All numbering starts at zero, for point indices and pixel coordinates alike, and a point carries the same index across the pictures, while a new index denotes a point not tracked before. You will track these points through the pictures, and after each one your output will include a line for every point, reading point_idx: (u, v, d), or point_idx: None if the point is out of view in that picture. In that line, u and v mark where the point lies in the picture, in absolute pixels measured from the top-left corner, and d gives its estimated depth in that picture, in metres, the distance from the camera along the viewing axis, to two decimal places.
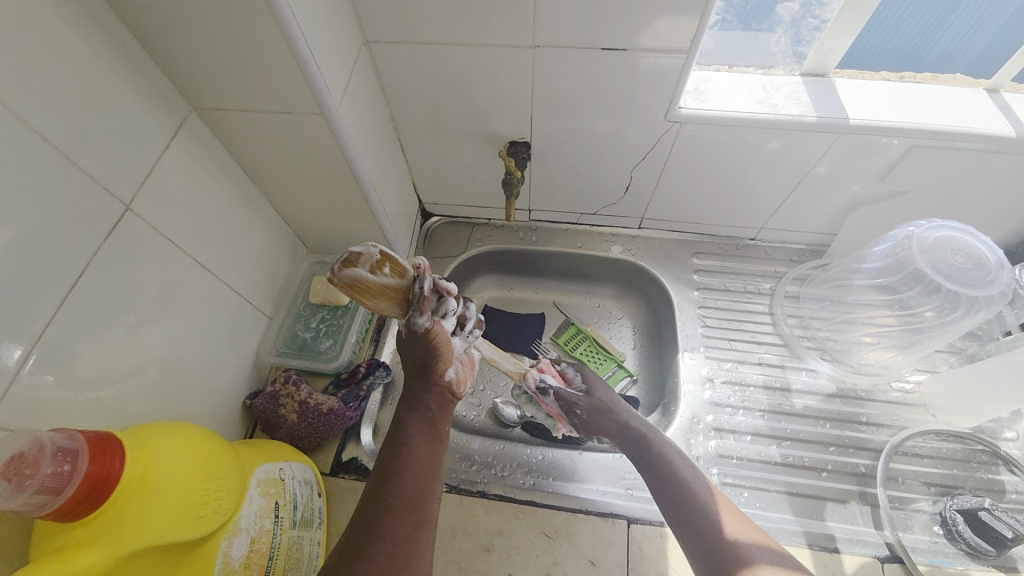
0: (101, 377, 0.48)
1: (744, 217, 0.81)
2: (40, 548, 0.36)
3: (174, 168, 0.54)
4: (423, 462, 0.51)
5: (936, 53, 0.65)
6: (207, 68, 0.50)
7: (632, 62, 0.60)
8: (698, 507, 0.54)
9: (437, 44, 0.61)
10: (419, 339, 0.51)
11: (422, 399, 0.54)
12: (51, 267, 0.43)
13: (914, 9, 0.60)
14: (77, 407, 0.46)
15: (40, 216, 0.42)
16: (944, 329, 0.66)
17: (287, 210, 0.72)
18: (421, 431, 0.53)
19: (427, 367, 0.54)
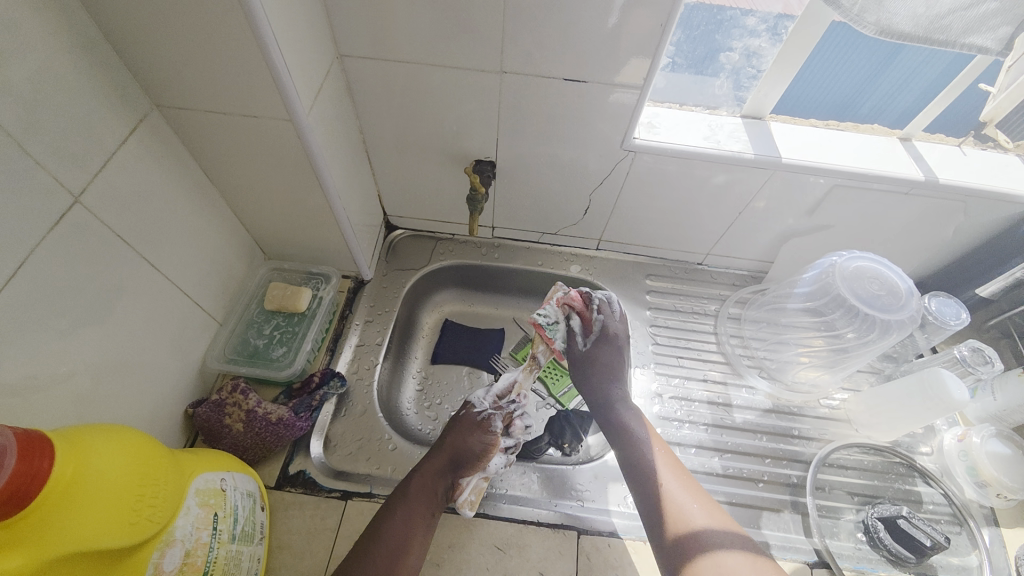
0: (26, 379, 0.45)
1: (693, 243, 0.87)
2: None
3: (131, 164, 0.53)
4: (407, 541, 0.57)
5: (867, 107, 0.75)
6: (176, 67, 0.50)
7: (593, 93, 0.65)
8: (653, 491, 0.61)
9: (411, 63, 0.63)
10: (478, 433, 0.67)
11: (439, 484, 0.62)
12: None
13: (851, 66, 0.69)
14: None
15: None
16: (863, 350, 0.72)
17: (246, 215, 0.71)
18: (423, 508, 0.60)
19: (465, 459, 0.64)
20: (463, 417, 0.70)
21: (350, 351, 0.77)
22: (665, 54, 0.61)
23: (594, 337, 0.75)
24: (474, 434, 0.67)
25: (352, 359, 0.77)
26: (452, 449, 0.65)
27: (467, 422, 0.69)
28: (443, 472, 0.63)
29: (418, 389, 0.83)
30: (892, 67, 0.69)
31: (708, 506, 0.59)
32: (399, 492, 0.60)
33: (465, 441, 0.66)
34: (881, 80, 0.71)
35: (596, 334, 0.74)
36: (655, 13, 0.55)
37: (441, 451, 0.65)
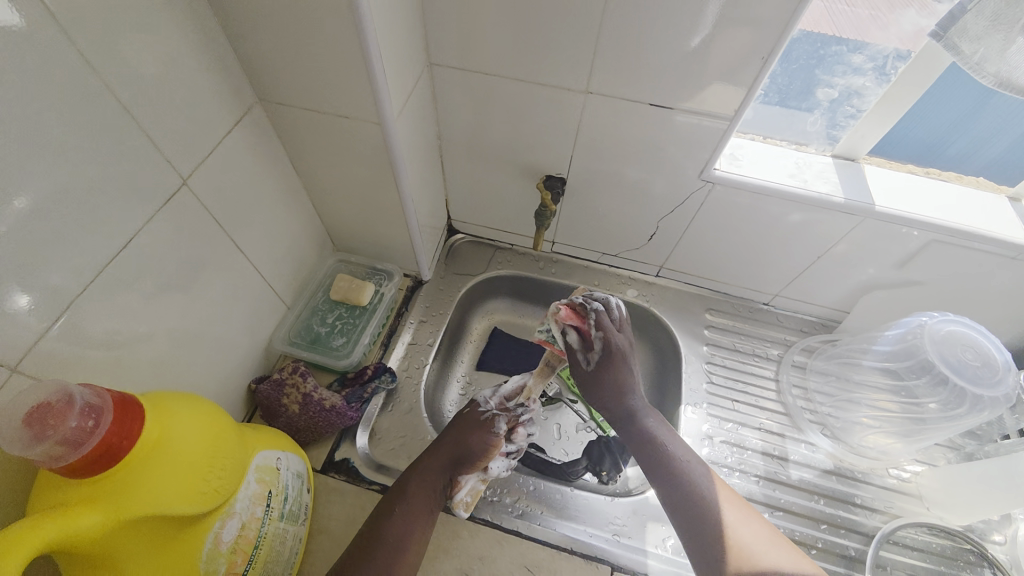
0: (124, 342, 0.49)
1: (762, 281, 0.83)
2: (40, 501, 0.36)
3: (232, 153, 0.57)
4: (408, 538, 0.55)
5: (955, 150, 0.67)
6: (282, 66, 0.53)
7: (677, 120, 0.63)
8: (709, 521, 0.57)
9: (497, 75, 0.64)
10: (480, 432, 0.66)
11: (438, 479, 0.61)
12: (108, 226, 0.45)
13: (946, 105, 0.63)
14: (94, 367, 0.46)
15: (105, 177, 0.44)
16: (945, 424, 0.66)
17: (323, 207, 0.74)
18: (424, 502, 0.58)
19: (467, 458, 0.63)
20: (466, 415, 0.68)
21: (402, 348, 0.79)
22: (760, 86, 0.58)
23: (597, 355, 0.65)
24: (476, 433, 0.66)
25: (403, 357, 0.79)
26: (452, 446, 0.64)
27: (471, 422, 0.67)
28: (444, 469, 0.62)
29: (461, 393, 0.84)
30: (984, 110, 0.62)
31: (752, 518, 0.57)
32: (398, 487, 0.58)
33: (466, 440, 0.65)
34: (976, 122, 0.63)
35: (599, 351, 0.64)
36: (755, 43, 0.53)
37: (442, 448, 0.63)
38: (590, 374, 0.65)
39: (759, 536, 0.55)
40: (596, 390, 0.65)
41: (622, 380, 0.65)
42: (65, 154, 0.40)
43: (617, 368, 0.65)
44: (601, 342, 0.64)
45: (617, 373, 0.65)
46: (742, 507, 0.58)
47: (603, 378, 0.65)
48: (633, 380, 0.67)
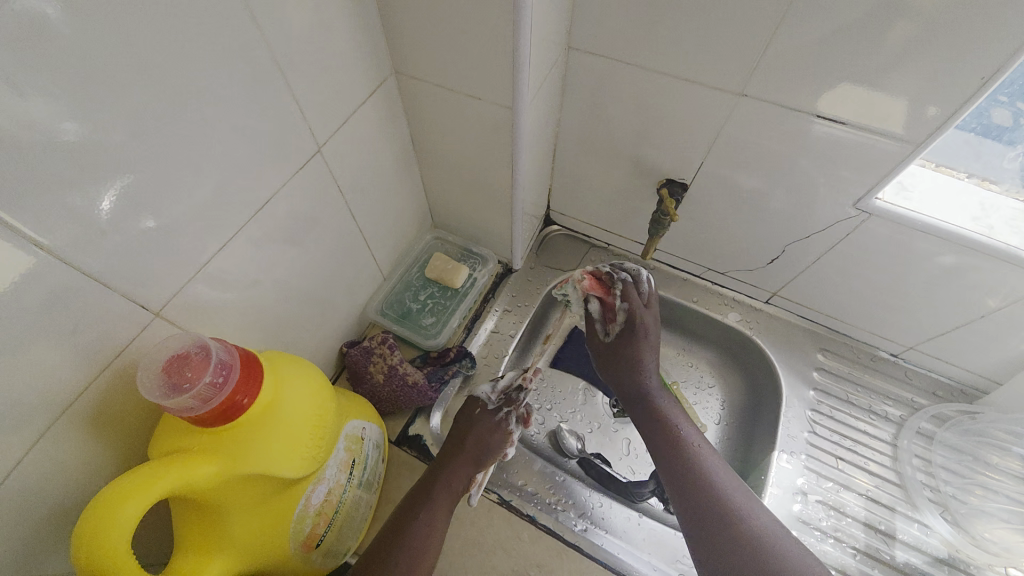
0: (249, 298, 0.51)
1: (897, 330, 0.72)
2: (163, 443, 0.38)
3: (363, 124, 0.56)
4: (434, 542, 0.54)
5: None
6: (426, 41, 0.51)
7: (847, 139, 0.54)
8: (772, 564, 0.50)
9: (641, 67, 0.58)
10: (490, 427, 0.63)
11: (457, 479, 0.59)
12: (255, 188, 0.46)
13: None
14: (223, 318, 0.48)
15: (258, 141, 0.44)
16: None
17: (432, 184, 0.73)
18: (445, 502, 0.57)
19: (481, 457, 0.61)
20: (474, 420, 0.64)
21: (484, 335, 0.78)
22: (970, 111, 0.48)
23: (617, 328, 0.68)
24: (491, 432, 0.63)
25: (484, 343, 0.77)
26: (468, 454, 0.61)
27: (480, 429, 0.63)
28: (464, 469, 0.60)
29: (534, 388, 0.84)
30: None
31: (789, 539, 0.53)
32: (421, 491, 0.57)
33: (481, 436, 0.62)
34: None
35: (619, 326, 0.68)
36: (981, 60, 0.43)
37: (459, 455, 0.61)
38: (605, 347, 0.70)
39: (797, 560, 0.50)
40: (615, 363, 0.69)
41: (639, 359, 0.67)
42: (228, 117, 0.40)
43: (641, 340, 0.67)
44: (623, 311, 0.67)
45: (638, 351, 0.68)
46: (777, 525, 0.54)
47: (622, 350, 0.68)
48: (653, 364, 0.68)
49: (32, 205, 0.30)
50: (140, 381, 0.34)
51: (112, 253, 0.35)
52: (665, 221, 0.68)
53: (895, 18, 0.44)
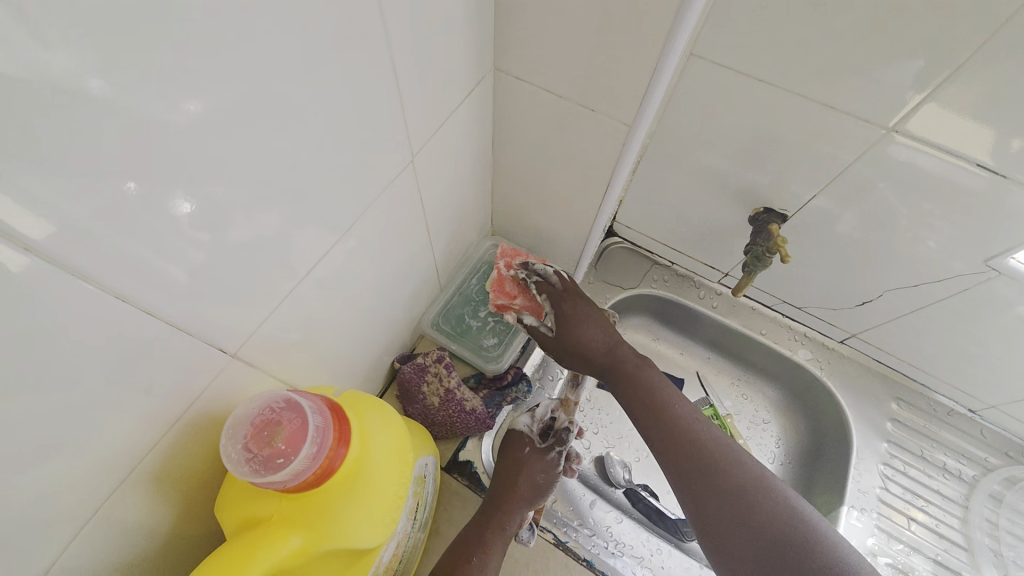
0: (325, 321, 0.45)
1: (982, 388, 0.68)
2: (235, 504, 0.32)
3: (453, 128, 0.49)
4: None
5: None
6: (541, 40, 0.44)
7: (998, 192, 0.48)
8: (676, 432, 0.51)
9: (771, 87, 0.51)
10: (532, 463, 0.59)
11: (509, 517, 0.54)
12: (340, 204, 0.39)
13: None
14: (298, 349, 0.43)
15: (353, 150, 0.38)
16: None
17: (502, 190, 0.67)
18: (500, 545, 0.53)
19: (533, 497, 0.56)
20: (531, 463, 0.59)
21: (539, 355, 0.70)
22: None
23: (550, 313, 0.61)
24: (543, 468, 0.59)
25: (539, 364, 0.70)
26: (524, 497, 0.56)
27: (537, 474, 0.58)
28: (519, 506, 0.56)
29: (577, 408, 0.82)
30: None
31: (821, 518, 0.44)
32: (474, 538, 0.52)
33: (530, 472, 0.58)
34: None
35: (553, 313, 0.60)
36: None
37: (514, 501, 0.56)
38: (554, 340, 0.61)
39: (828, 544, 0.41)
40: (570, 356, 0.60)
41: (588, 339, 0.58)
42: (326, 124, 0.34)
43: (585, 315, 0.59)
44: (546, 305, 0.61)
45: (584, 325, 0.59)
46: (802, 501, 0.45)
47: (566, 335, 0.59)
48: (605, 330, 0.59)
49: (113, 234, 0.24)
50: (227, 457, 0.29)
51: (193, 288, 0.30)
52: (770, 258, 0.63)
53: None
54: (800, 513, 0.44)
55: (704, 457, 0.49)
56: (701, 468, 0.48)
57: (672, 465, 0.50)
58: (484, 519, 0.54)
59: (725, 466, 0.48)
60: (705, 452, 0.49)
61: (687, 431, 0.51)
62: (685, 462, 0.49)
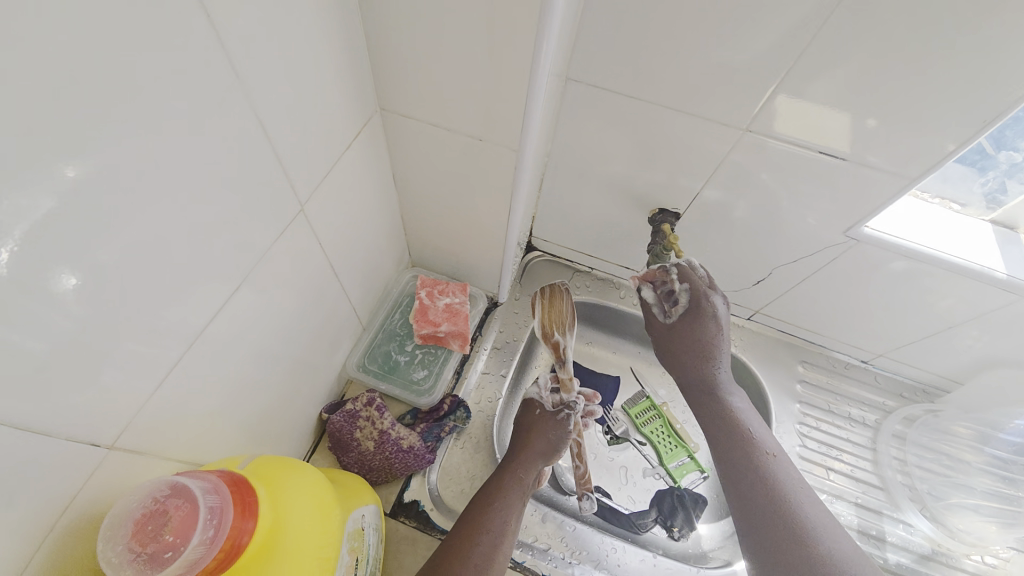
0: (230, 387, 0.43)
1: (869, 341, 0.76)
2: None
3: (346, 170, 0.49)
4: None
5: None
6: (420, 77, 0.45)
7: (842, 172, 0.55)
8: (738, 434, 0.63)
9: (645, 100, 0.55)
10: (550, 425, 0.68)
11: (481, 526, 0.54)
12: (225, 263, 0.37)
13: None
14: (199, 422, 0.40)
15: (232, 207, 0.36)
16: None
17: (413, 222, 0.67)
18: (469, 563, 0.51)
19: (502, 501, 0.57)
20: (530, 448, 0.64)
21: (475, 377, 0.73)
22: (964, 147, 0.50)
23: (679, 309, 0.67)
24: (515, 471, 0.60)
25: (475, 387, 0.73)
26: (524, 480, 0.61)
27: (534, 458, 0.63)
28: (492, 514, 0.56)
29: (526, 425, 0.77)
30: None
31: (826, 516, 0.57)
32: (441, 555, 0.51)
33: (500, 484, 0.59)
34: None
35: (681, 308, 0.67)
36: (981, 105, 0.46)
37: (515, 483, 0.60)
38: (667, 333, 0.68)
39: (826, 535, 0.54)
40: (673, 343, 0.68)
41: (707, 339, 0.65)
42: (200, 186, 0.33)
43: (691, 317, 0.66)
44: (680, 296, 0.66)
45: (702, 325, 0.65)
46: (816, 502, 0.58)
47: (688, 335, 0.66)
48: (720, 339, 0.65)
49: None
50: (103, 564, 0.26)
51: (47, 383, 0.27)
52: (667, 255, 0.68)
53: (904, 63, 0.45)
54: (813, 510, 0.57)
55: (748, 455, 0.61)
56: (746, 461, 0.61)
57: (724, 455, 0.63)
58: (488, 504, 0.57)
59: (767, 465, 0.60)
60: (753, 449, 0.62)
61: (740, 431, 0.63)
62: (734, 455, 0.62)
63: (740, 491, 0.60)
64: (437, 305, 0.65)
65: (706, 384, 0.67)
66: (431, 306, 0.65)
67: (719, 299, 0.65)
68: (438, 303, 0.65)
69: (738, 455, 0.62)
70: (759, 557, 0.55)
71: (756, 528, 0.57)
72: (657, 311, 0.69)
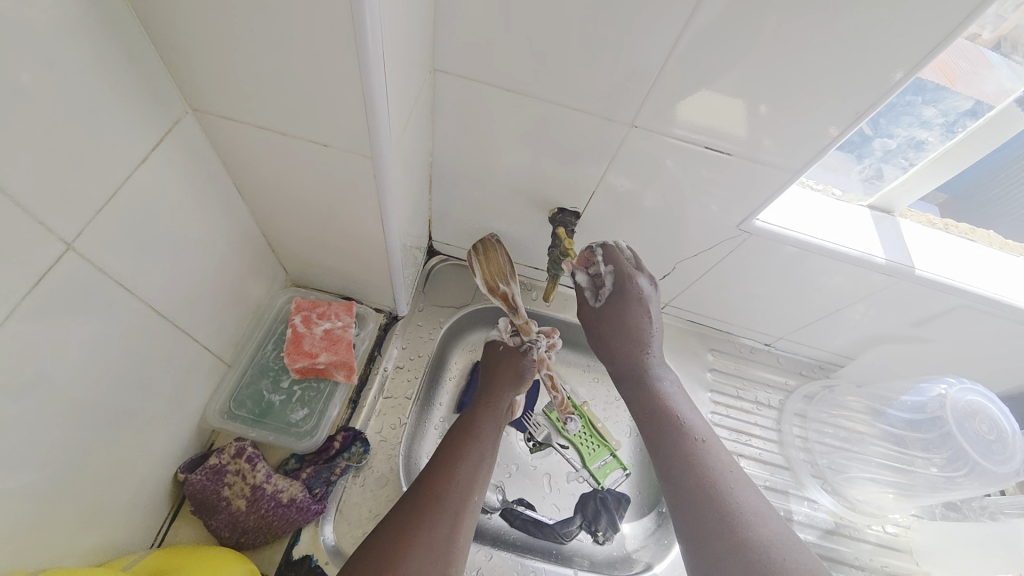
0: None
1: (769, 325, 0.78)
2: None
3: (149, 186, 0.39)
4: None
5: (977, 205, 0.63)
6: (229, 71, 0.36)
7: (727, 164, 0.54)
8: (668, 420, 0.59)
9: (520, 92, 0.50)
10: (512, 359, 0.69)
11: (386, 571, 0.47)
12: None
13: (987, 165, 0.57)
14: None
15: None
16: (935, 494, 0.69)
17: (278, 236, 0.57)
18: None
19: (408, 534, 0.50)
20: (464, 455, 0.59)
21: (375, 404, 0.66)
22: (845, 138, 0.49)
23: (607, 292, 0.64)
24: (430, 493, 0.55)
25: (375, 416, 0.65)
26: (462, 493, 0.56)
27: (470, 465, 0.58)
28: (400, 550, 0.49)
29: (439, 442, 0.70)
30: (1017, 163, 0.57)
31: (759, 498, 0.53)
32: None
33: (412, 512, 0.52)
34: (1011, 176, 0.59)
35: (608, 291, 0.64)
36: (848, 94, 0.45)
37: (451, 498, 0.55)
38: (596, 316, 0.66)
39: (758, 518, 0.51)
40: (601, 330, 0.65)
41: (631, 325, 0.63)
42: None
43: (617, 296, 0.63)
44: (605, 278, 0.63)
45: (626, 310, 0.63)
46: (751, 485, 0.54)
47: (615, 321, 0.63)
48: (646, 324, 0.63)
49: None
50: None
51: None
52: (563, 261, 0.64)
53: (778, 53, 0.43)
54: (746, 494, 0.53)
55: (681, 442, 0.57)
56: (679, 449, 0.57)
57: (657, 446, 0.58)
58: (420, 527, 0.51)
59: (699, 452, 0.56)
60: (685, 435, 0.58)
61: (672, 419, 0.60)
62: (668, 443, 0.58)
63: (668, 480, 0.56)
64: (316, 331, 0.58)
65: (636, 372, 0.63)
66: (306, 333, 0.58)
67: (642, 278, 0.63)
68: (316, 331, 0.58)
69: (666, 442, 0.58)
70: (693, 549, 0.50)
71: (691, 517, 0.52)
72: (587, 293, 0.66)
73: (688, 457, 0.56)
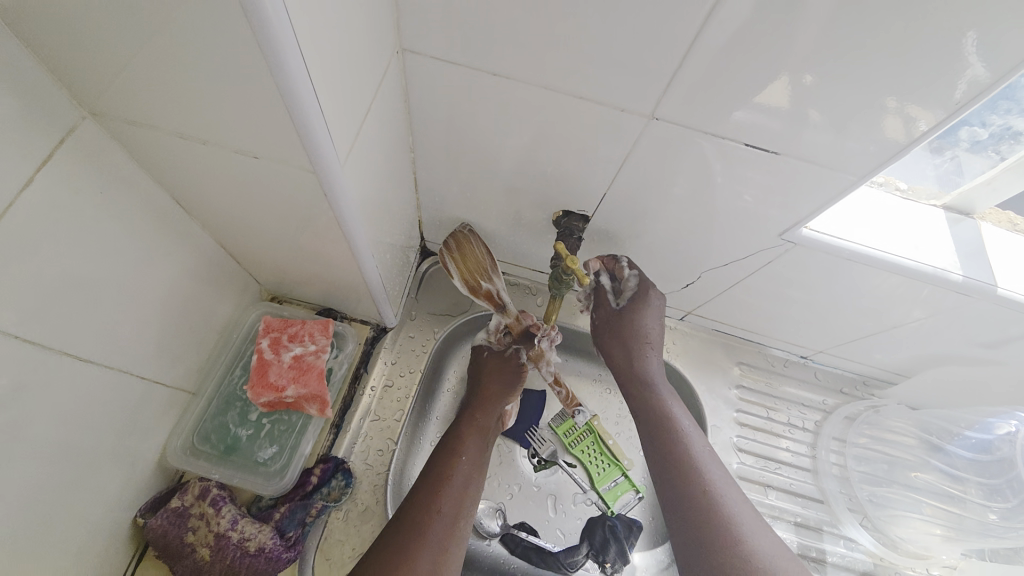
0: None
1: (807, 339, 0.68)
2: None
3: (46, 210, 0.32)
4: None
5: None
6: (117, 65, 0.29)
7: (768, 162, 0.44)
8: (671, 440, 0.54)
9: (509, 77, 0.41)
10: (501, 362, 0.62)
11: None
12: None
13: None
14: None
15: None
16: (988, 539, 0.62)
17: (240, 248, 0.51)
18: None
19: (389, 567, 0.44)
20: (453, 475, 0.52)
21: (360, 426, 0.60)
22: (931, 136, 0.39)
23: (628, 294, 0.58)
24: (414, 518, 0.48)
25: (359, 441, 0.59)
26: (450, 519, 0.49)
27: (458, 484, 0.52)
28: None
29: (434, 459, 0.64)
30: None
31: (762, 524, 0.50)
32: None
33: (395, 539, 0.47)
34: None
35: (631, 293, 0.58)
36: (931, 75, 0.34)
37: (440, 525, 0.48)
38: (607, 317, 0.60)
39: (764, 537, 0.48)
40: (613, 335, 0.59)
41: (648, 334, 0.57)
42: None
43: (643, 307, 0.58)
44: (632, 282, 0.58)
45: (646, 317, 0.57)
46: (753, 511, 0.51)
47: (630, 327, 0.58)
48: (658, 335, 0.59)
49: None
50: None
51: None
52: (569, 280, 0.52)
53: (846, 22, 0.33)
54: (744, 506, 0.50)
55: (682, 451, 0.53)
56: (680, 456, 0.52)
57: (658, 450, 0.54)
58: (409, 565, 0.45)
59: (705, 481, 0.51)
60: (690, 460, 0.52)
61: (667, 425, 0.55)
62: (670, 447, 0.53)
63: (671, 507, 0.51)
64: (284, 358, 0.53)
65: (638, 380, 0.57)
66: (273, 361, 0.53)
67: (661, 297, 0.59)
68: (284, 361, 0.53)
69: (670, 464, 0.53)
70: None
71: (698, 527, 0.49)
72: (602, 287, 0.59)
73: (694, 485, 0.51)
